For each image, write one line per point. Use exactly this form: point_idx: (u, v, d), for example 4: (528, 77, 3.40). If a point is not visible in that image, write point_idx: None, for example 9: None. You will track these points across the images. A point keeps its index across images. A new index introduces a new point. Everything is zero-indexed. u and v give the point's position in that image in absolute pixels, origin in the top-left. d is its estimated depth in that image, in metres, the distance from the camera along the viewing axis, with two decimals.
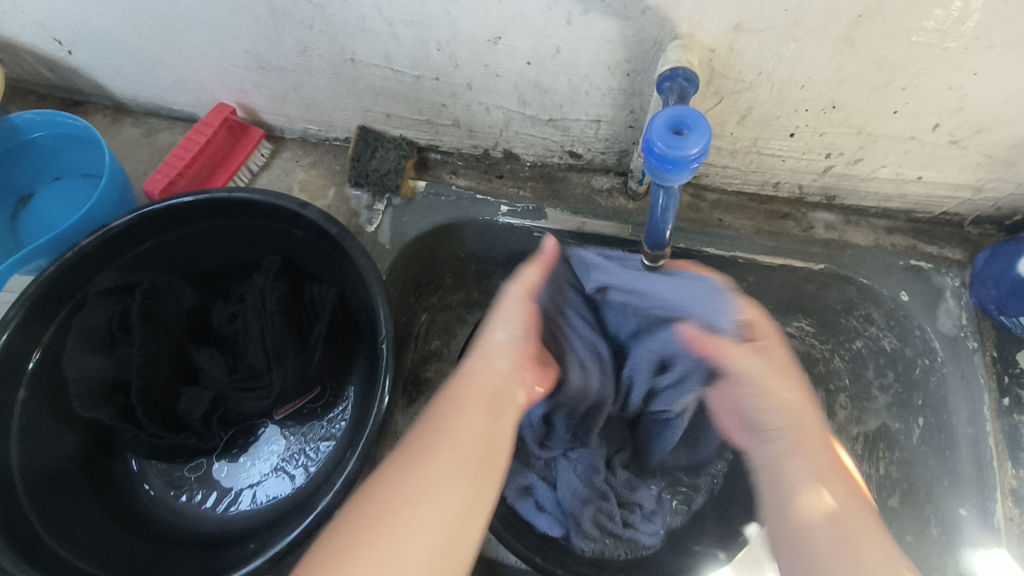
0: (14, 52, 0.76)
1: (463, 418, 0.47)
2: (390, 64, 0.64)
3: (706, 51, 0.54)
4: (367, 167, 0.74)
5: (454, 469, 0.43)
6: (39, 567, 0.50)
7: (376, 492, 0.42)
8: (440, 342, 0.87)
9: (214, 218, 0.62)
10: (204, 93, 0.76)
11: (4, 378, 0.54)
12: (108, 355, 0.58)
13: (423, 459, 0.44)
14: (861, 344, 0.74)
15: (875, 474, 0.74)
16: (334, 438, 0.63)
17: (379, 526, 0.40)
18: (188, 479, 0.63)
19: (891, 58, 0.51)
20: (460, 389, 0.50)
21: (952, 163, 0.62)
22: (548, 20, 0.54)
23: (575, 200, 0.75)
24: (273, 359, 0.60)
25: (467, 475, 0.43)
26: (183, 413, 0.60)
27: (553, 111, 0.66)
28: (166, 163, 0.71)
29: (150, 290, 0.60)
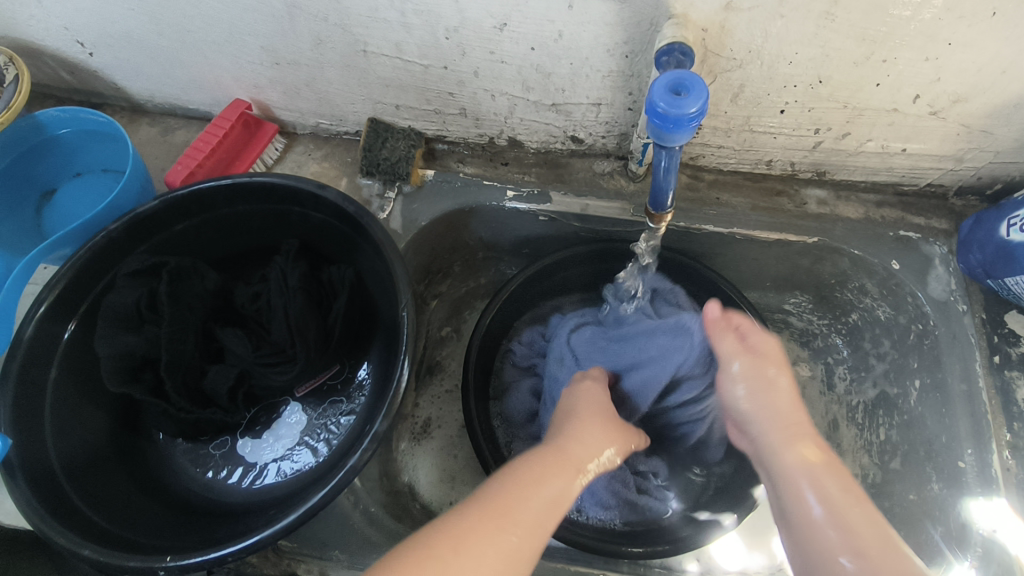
0: (36, 55, 0.79)
1: (547, 480, 0.49)
2: (400, 55, 0.68)
3: (699, 31, 0.57)
4: (378, 157, 0.78)
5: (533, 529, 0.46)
6: (75, 529, 0.51)
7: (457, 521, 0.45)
8: (450, 328, 0.89)
9: (235, 204, 0.65)
10: (220, 91, 0.79)
11: (39, 355, 0.57)
12: (137, 333, 0.60)
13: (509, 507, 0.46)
14: (857, 316, 0.79)
15: (877, 440, 0.76)
16: (354, 412, 0.66)
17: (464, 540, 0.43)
18: (213, 456, 0.65)
19: (871, 32, 0.55)
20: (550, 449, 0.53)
21: (933, 134, 0.65)
22: (550, 6, 0.58)
23: (578, 183, 0.78)
24: (295, 332, 0.61)
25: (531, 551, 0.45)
26: (208, 388, 0.62)
27: (555, 95, 0.69)
28: (186, 155, 0.74)
29: (176, 271, 0.62)
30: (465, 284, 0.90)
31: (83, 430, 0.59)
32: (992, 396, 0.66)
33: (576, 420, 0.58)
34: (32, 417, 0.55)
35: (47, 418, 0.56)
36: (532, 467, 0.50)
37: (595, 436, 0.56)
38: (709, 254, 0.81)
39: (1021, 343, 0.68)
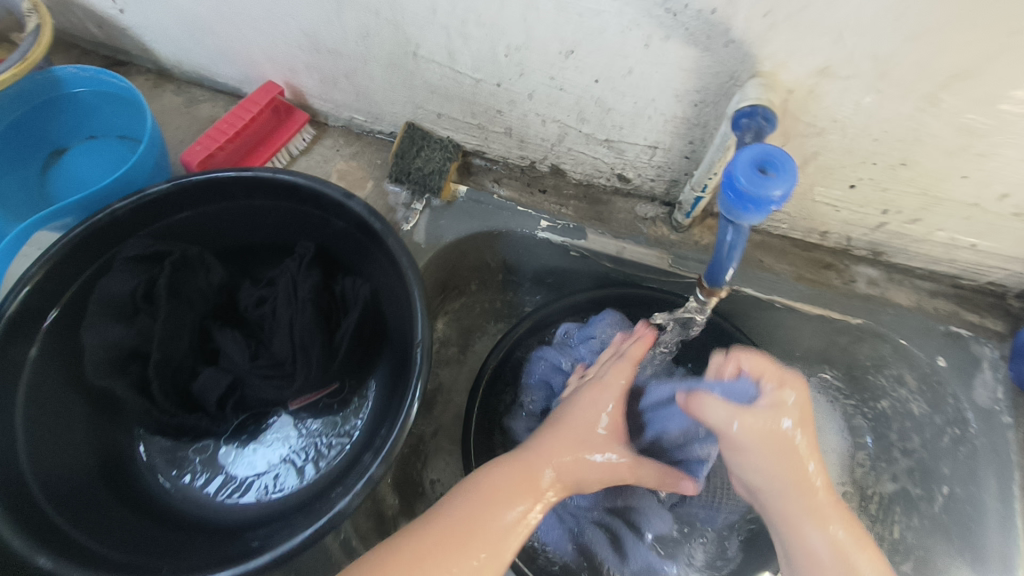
0: (65, 5, 0.74)
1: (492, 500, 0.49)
2: (452, 63, 0.63)
3: (784, 92, 0.52)
4: (410, 165, 0.73)
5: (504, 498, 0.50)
6: (58, 542, 0.48)
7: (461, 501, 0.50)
8: (459, 348, 0.85)
9: (253, 196, 0.61)
10: (254, 69, 0.74)
11: (20, 334, 0.53)
12: (129, 325, 0.56)
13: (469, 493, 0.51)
14: (887, 404, 0.74)
15: (889, 537, 0.73)
16: (349, 436, 0.63)
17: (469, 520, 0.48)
18: (192, 461, 0.62)
19: (975, 125, 0.50)
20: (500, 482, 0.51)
21: (1011, 235, 0.61)
22: (626, 41, 0.53)
23: (617, 224, 0.73)
24: (300, 349, 0.57)
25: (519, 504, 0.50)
26: (197, 391, 0.59)
27: (610, 131, 0.64)
28: (207, 135, 0.70)
29: (181, 262, 0.59)
30: (481, 305, 0.86)
31: (6, 433, 0.51)
32: None
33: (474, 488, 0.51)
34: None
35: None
36: (491, 484, 0.50)
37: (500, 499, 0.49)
38: (741, 316, 0.76)
39: None
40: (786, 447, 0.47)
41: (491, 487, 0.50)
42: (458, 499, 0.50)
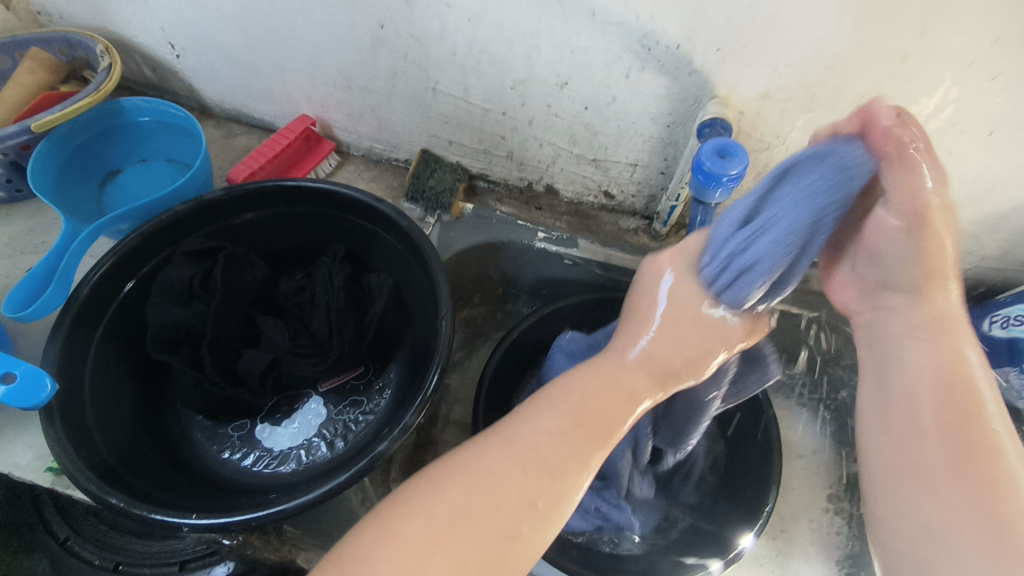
0: (126, 51, 0.87)
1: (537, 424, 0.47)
2: (465, 96, 0.75)
3: (737, 112, 0.65)
4: (425, 185, 0.84)
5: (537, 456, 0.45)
6: (123, 489, 0.53)
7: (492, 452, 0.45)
8: (464, 353, 0.94)
9: (294, 203, 0.70)
10: (289, 105, 0.86)
11: (92, 313, 0.60)
12: (185, 308, 0.64)
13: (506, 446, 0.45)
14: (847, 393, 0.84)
15: (857, 512, 0.81)
16: (374, 411, 0.70)
17: (511, 459, 0.44)
18: (232, 437, 0.67)
19: None
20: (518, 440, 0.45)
21: None
22: (611, 73, 0.66)
23: (604, 235, 0.85)
24: (335, 328, 0.67)
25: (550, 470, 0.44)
26: (241, 369, 0.65)
27: (598, 151, 0.77)
28: (250, 157, 0.81)
29: (230, 257, 0.67)
30: (482, 315, 0.95)
31: (78, 397, 0.57)
32: None
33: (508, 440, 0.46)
34: (72, 391, 0.56)
35: (52, 399, 0.53)
36: (565, 389, 0.49)
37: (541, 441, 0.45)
38: None
39: None
40: (944, 329, 0.48)
41: (531, 431, 0.46)
42: (542, 412, 0.48)
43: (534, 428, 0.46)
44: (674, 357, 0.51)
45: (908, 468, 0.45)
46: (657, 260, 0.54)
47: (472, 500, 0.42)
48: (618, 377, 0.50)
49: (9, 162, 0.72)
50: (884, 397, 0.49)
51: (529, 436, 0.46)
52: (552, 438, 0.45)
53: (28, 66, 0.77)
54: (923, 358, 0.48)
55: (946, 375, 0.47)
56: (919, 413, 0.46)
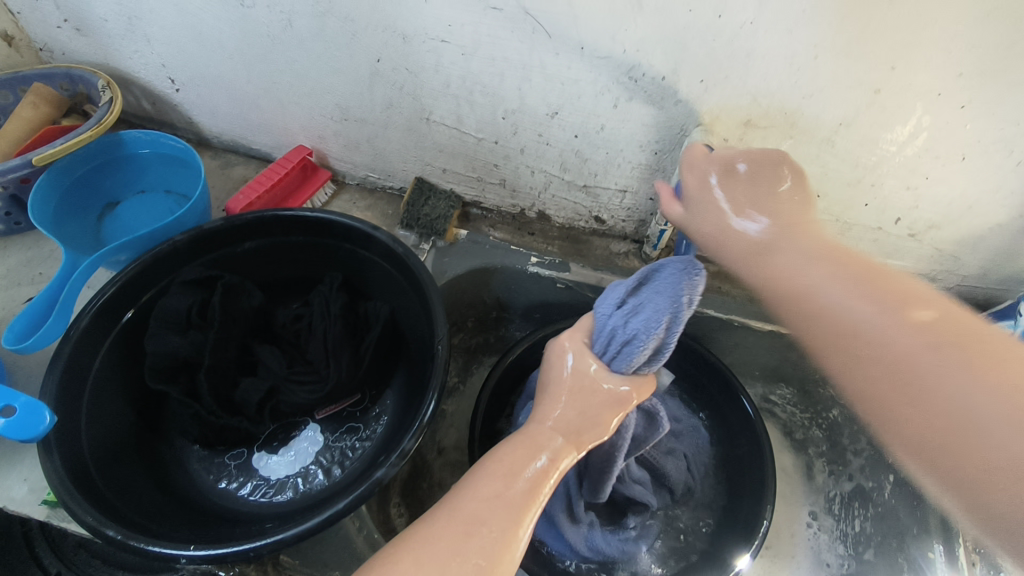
0: (126, 85, 0.89)
1: (476, 490, 0.49)
2: (459, 126, 0.77)
3: (721, 139, 0.68)
4: (419, 213, 0.86)
5: (481, 504, 0.48)
6: (122, 519, 0.53)
7: (438, 517, 0.48)
8: (458, 378, 0.95)
9: (292, 233, 0.71)
10: (286, 136, 0.88)
11: (91, 343, 0.60)
12: (183, 337, 0.64)
13: (449, 513, 0.48)
14: (837, 412, 0.85)
15: (850, 530, 0.81)
16: (371, 438, 0.70)
17: (453, 524, 0.47)
18: (229, 466, 0.67)
19: (864, 161, 0.66)
20: (461, 501, 0.48)
21: (911, 254, 0.76)
22: (599, 103, 0.68)
23: (595, 259, 0.87)
24: (332, 355, 0.67)
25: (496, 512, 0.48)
26: (239, 398, 0.65)
27: (588, 178, 0.79)
28: (248, 187, 0.83)
29: (228, 286, 0.68)
30: (476, 340, 0.96)
31: (76, 428, 0.57)
32: None
33: (453, 505, 0.48)
34: (69, 421, 0.56)
35: (50, 432, 0.53)
36: (495, 457, 0.52)
37: (484, 499, 0.48)
38: (706, 337, 0.88)
39: None
40: (862, 331, 0.51)
41: (470, 492, 0.49)
42: (478, 476, 0.50)
43: (474, 489, 0.49)
44: (582, 419, 0.55)
45: (919, 423, 0.48)
46: (560, 341, 0.60)
47: (425, 568, 0.44)
48: (547, 439, 0.54)
49: (9, 195, 0.74)
50: (856, 373, 0.52)
51: (468, 499, 0.48)
52: (489, 498, 0.48)
53: (30, 100, 0.78)
54: (894, 344, 0.49)
55: (946, 347, 0.47)
56: (878, 384, 0.50)
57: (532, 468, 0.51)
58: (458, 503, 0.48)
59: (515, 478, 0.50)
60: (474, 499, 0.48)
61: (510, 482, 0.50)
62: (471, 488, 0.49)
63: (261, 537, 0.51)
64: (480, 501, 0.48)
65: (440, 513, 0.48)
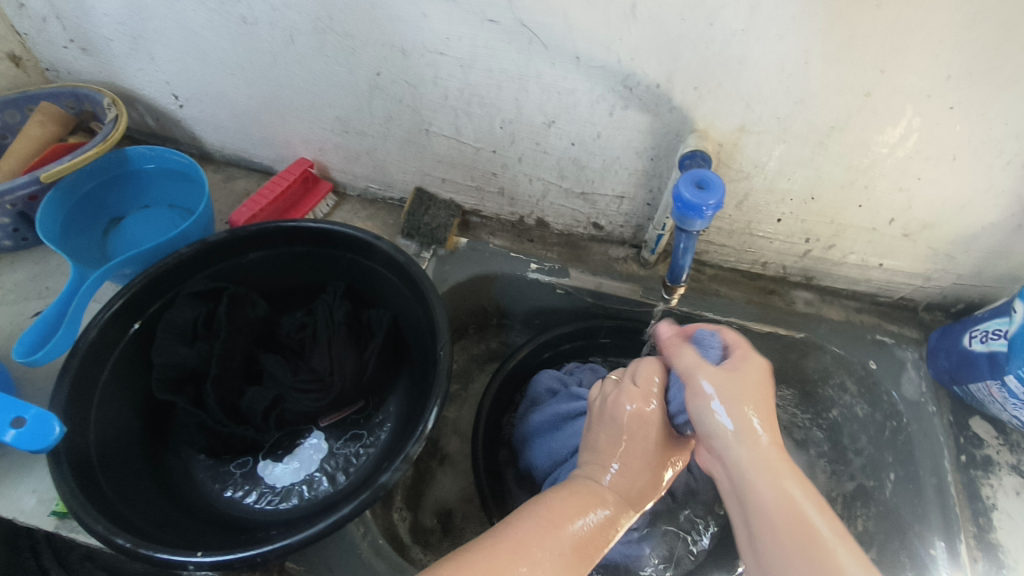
0: (130, 102, 0.90)
1: (539, 531, 0.52)
2: (458, 136, 0.79)
3: (716, 145, 0.69)
4: (420, 222, 0.87)
5: (538, 544, 0.51)
6: (131, 528, 0.54)
7: (494, 546, 0.50)
8: (460, 385, 0.96)
9: (295, 243, 0.72)
10: (287, 150, 0.90)
11: (100, 355, 0.61)
12: (190, 347, 0.65)
13: (508, 546, 0.50)
14: (838, 412, 0.85)
15: (855, 531, 0.80)
16: (374, 445, 0.71)
17: (508, 557, 0.49)
18: (234, 475, 0.68)
19: (856, 163, 0.67)
20: (521, 537, 0.51)
21: (906, 254, 0.77)
22: (595, 111, 0.69)
23: (594, 264, 0.88)
24: (336, 363, 0.68)
25: (553, 557, 0.50)
26: (245, 407, 0.66)
27: (586, 185, 0.80)
28: (250, 200, 0.84)
29: (233, 297, 0.69)
30: (477, 347, 0.97)
31: (84, 440, 0.57)
32: (960, 491, 0.73)
33: (512, 539, 0.51)
34: (78, 432, 0.57)
35: (60, 444, 0.53)
36: (552, 505, 0.55)
37: (544, 543, 0.51)
38: None
39: (984, 446, 0.76)
40: (735, 455, 0.52)
41: (531, 531, 0.52)
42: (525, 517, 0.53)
43: (536, 529, 0.52)
44: (636, 481, 0.59)
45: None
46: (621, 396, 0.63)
47: None
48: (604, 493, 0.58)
49: (17, 211, 0.75)
50: (779, 536, 0.47)
51: (527, 537, 0.51)
52: (548, 542, 0.51)
53: (36, 119, 0.80)
54: (761, 493, 0.49)
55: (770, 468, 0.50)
56: (780, 541, 0.47)
57: (589, 525, 0.54)
58: (516, 538, 0.51)
59: (576, 532, 0.53)
60: (532, 538, 0.51)
61: (568, 534, 0.52)
62: (532, 528, 0.52)
63: (267, 542, 0.52)
64: (536, 544, 0.51)
65: (497, 545, 0.50)
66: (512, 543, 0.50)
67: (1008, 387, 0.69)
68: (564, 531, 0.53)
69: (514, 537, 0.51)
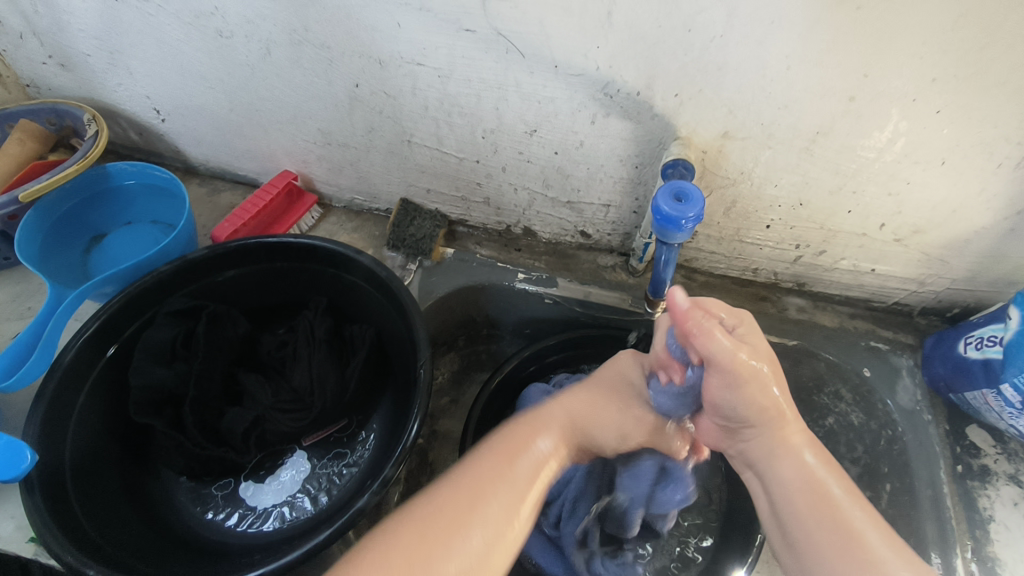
0: (112, 117, 0.90)
1: (485, 467, 0.54)
2: (440, 146, 0.78)
3: (700, 152, 0.68)
4: (405, 233, 0.86)
5: (488, 481, 0.52)
6: (104, 558, 0.53)
7: (446, 490, 0.52)
8: (450, 398, 0.95)
9: (276, 260, 0.71)
10: (271, 162, 0.89)
11: (76, 378, 0.61)
12: (168, 368, 0.65)
13: (458, 487, 0.52)
14: (833, 420, 0.84)
15: None
16: (358, 464, 0.70)
17: (459, 498, 0.51)
18: (215, 497, 0.67)
19: (843, 168, 0.65)
20: (468, 476, 0.53)
21: (898, 259, 0.75)
22: (577, 120, 0.68)
23: (582, 273, 0.86)
24: (317, 382, 0.67)
25: (501, 488, 0.52)
26: (224, 429, 0.65)
27: (571, 194, 0.79)
28: (232, 215, 0.83)
29: (212, 316, 0.68)
30: (467, 359, 0.96)
31: (58, 467, 0.57)
32: (956, 502, 0.71)
33: (462, 479, 0.53)
34: (52, 458, 0.56)
35: (32, 471, 0.53)
36: (499, 442, 0.57)
37: (492, 476, 0.53)
38: None
39: (981, 455, 0.74)
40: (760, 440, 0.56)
41: (480, 468, 0.53)
42: (482, 457, 0.55)
43: (483, 466, 0.54)
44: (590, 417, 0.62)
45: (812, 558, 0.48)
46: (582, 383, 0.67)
47: (430, 541, 0.48)
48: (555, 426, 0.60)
49: None
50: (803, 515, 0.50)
51: (475, 476, 0.53)
52: (499, 476, 0.53)
53: (15, 137, 0.79)
54: (781, 468, 0.54)
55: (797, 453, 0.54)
56: (804, 519, 0.50)
57: (538, 454, 0.57)
58: (466, 479, 0.53)
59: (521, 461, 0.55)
60: (479, 474, 0.53)
61: (518, 465, 0.55)
62: (478, 465, 0.54)
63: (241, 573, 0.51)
64: (486, 480, 0.52)
65: (448, 485, 0.52)
66: (463, 485, 0.52)
67: (1004, 395, 0.67)
68: (511, 461, 0.55)
69: (463, 478, 0.53)
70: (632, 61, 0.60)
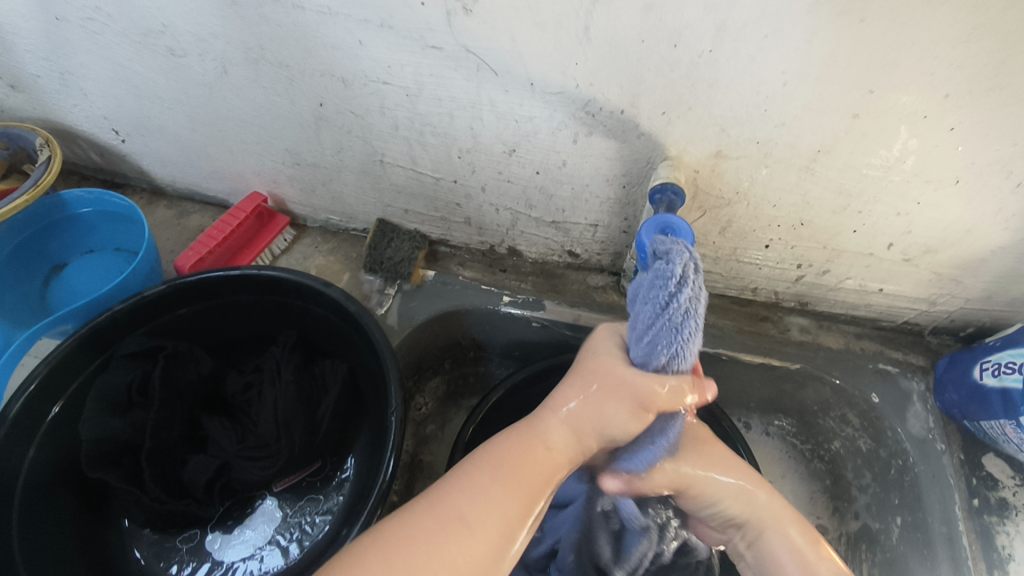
0: (72, 138, 0.85)
1: (470, 472, 0.50)
2: (414, 167, 0.73)
3: (691, 171, 0.63)
4: (382, 256, 0.81)
5: (473, 483, 0.49)
6: None
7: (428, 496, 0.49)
8: (435, 426, 0.90)
9: (241, 293, 0.67)
10: (240, 183, 0.84)
11: (26, 432, 0.57)
12: (123, 418, 0.61)
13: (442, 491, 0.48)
14: (839, 444, 0.79)
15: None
16: (331, 513, 0.65)
17: (438, 504, 0.47)
18: (180, 551, 0.64)
19: (846, 187, 0.60)
20: (450, 481, 0.49)
21: (908, 278, 0.70)
22: (557, 139, 0.63)
23: (571, 294, 0.82)
24: (283, 428, 0.63)
25: (486, 492, 0.48)
26: (186, 479, 0.62)
27: (556, 214, 0.74)
28: (198, 242, 0.79)
29: (172, 357, 0.64)
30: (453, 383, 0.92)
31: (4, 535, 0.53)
32: (972, 539, 0.67)
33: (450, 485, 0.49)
34: None
35: None
36: (492, 447, 0.52)
37: (481, 481, 0.49)
38: None
39: (999, 487, 0.70)
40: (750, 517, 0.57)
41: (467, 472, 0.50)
42: (469, 461, 0.51)
43: (470, 472, 0.50)
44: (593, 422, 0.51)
45: None
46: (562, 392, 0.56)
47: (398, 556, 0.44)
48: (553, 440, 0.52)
49: None
50: None
51: (460, 482, 0.49)
52: (485, 482, 0.49)
53: None
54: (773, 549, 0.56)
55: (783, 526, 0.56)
56: None
57: (530, 462, 0.50)
58: (450, 482, 0.49)
59: (512, 465, 0.50)
60: (465, 482, 0.49)
61: (505, 470, 0.49)
62: (466, 472, 0.50)
63: None
64: (470, 483, 0.49)
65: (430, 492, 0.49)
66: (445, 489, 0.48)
67: None
68: (500, 465, 0.50)
69: (447, 483, 0.49)
70: (613, 78, 0.54)
